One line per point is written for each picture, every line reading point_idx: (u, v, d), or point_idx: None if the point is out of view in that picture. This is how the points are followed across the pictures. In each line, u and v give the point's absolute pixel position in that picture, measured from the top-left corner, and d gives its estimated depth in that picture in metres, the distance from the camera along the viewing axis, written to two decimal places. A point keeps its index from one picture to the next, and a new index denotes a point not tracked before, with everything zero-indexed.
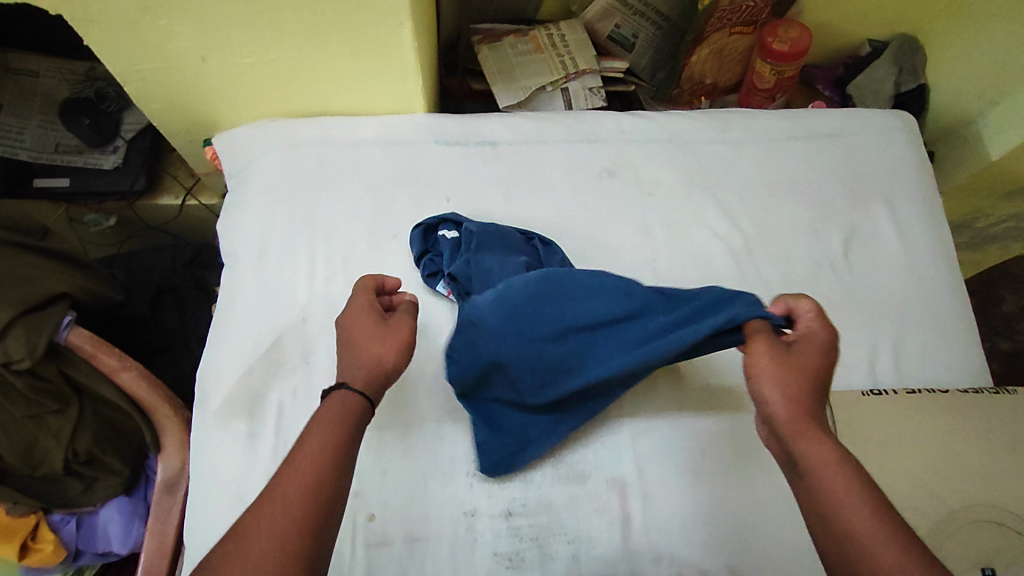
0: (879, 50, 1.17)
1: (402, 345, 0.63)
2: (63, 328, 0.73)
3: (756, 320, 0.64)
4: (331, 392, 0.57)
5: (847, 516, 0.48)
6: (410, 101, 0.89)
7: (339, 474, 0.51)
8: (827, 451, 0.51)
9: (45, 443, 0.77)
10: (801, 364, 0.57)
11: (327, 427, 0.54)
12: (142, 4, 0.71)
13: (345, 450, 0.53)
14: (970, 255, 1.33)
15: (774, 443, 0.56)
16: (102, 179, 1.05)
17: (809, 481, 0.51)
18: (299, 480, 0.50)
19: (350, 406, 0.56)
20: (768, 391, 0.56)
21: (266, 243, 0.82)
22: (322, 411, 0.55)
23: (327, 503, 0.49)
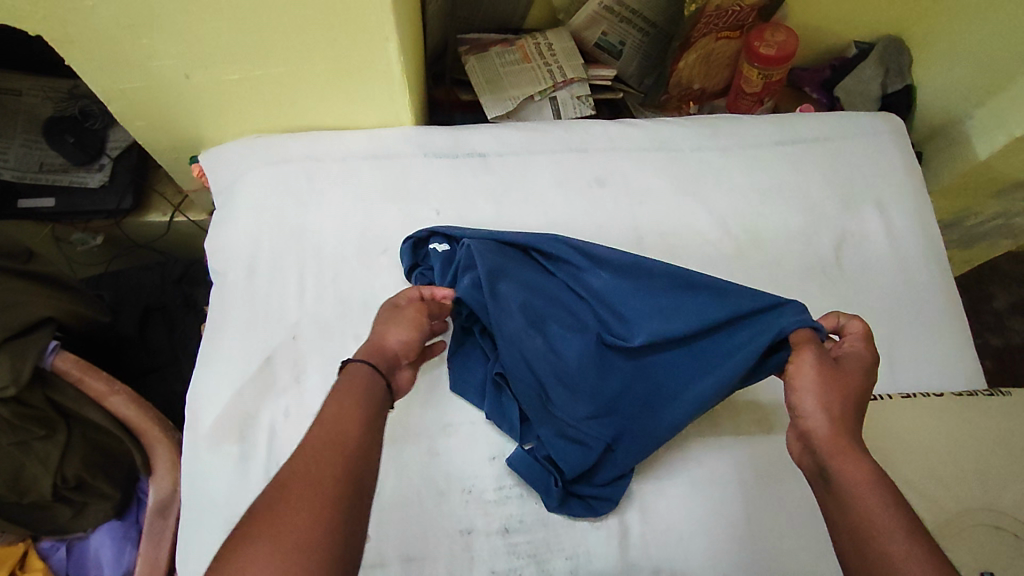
0: (865, 51, 1.18)
1: (415, 323, 0.66)
2: (49, 353, 0.74)
3: (804, 329, 0.66)
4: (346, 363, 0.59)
5: (877, 527, 0.48)
6: (398, 114, 0.89)
7: (365, 443, 0.51)
8: (862, 467, 0.52)
9: (33, 469, 0.75)
10: (846, 382, 0.59)
11: (348, 396, 0.54)
12: (124, 24, 0.70)
13: (369, 421, 0.53)
14: (960, 253, 1.33)
15: (807, 459, 0.56)
16: (88, 198, 1.04)
17: (839, 492, 0.51)
18: (327, 451, 0.49)
19: (365, 376, 0.57)
20: (811, 405, 0.58)
21: (255, 261, 0.81)
22: (343, 385, 0.56)
23: (357, 471, 0.49)
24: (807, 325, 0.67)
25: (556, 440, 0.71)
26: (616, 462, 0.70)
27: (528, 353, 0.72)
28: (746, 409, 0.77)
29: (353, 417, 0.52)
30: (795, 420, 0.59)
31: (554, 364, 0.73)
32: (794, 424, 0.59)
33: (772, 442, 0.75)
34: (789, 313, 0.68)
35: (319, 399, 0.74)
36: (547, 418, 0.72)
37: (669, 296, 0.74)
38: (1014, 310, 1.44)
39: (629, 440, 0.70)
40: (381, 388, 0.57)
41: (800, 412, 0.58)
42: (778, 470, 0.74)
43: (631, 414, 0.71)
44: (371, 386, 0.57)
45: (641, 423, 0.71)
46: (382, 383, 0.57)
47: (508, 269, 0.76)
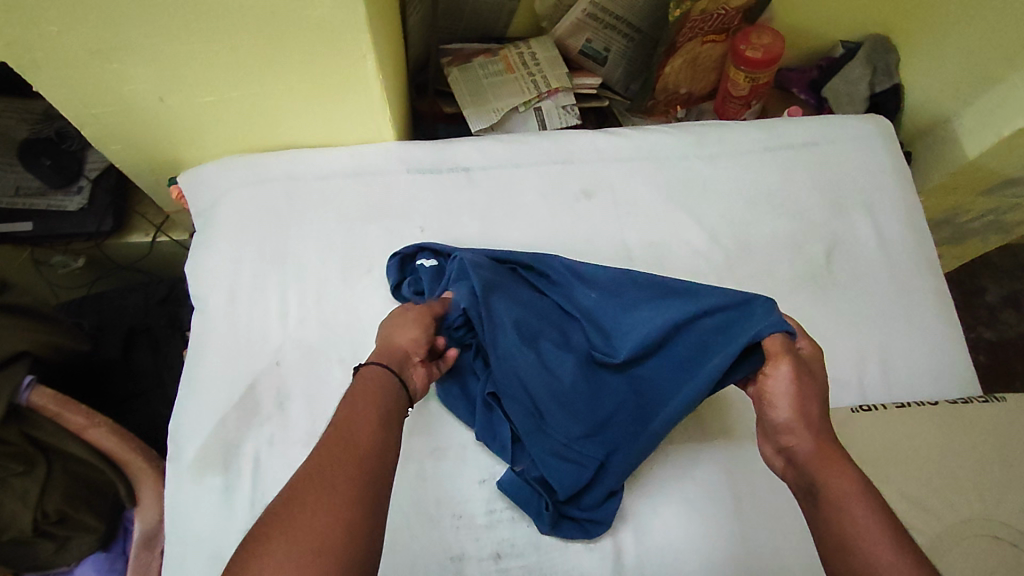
0: (852, 51, 1.17)
1: (421, 324, 0.66)
2: (23, 389, 0.71)
3: (777, 333, 0.63)
4: (360, 367, 0.59)
5: (865, 541, 0.47)
6: (379, 130, 0.87)
7: (383, 445, 0.50)
8: (848, 481, 0.51)
9: (11, 507, 0.73)
10: (816, 394, 0.58)
11: (364, 397, 0.54)
12: (92, 49, 0.68)
13: (385, 423, 0.52)
14: (951, 250, 1.32)
15: (792, 475, 0.55)
16: (67, 221, 1.01)
17: (827, 511, 0.50)
18: (347, 450, 0.48)
19: (379, 379, 0.57)
20: (786, 419, 0.57)
21: (237, 286, 0.79)
22: (358, 389, 0.55)
23: (376, 471, 0.48)
24: (781, 330, 0.63)
25: (549, 460, 0.68)
26: (610, 480, 0.68)
27: (520, 371, 0.71)
28: (738, 423, 0.76)
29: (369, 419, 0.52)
30: (773, 435, 0.58)
31: (547, 382, 0.70)
32: (774, 439, 0.58)
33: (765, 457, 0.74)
34: (764, 317, 0.65)
35: (304, 426, 0.73)
36: (541, 438, 0.69)
37: (656, 307, 0.72)
38: (1006, 303, 1.43)
39: (621, 456, 0.68)
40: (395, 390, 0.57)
41: (777, 426, 0.57)
42: (771, 485, 0.72)
43: (621, 430, 0.70)
44: (384, 389, 0.56)
45: (630, 438, 0.69)
46: (396, 385, 0.57)
47: (501, 284, 0.75)
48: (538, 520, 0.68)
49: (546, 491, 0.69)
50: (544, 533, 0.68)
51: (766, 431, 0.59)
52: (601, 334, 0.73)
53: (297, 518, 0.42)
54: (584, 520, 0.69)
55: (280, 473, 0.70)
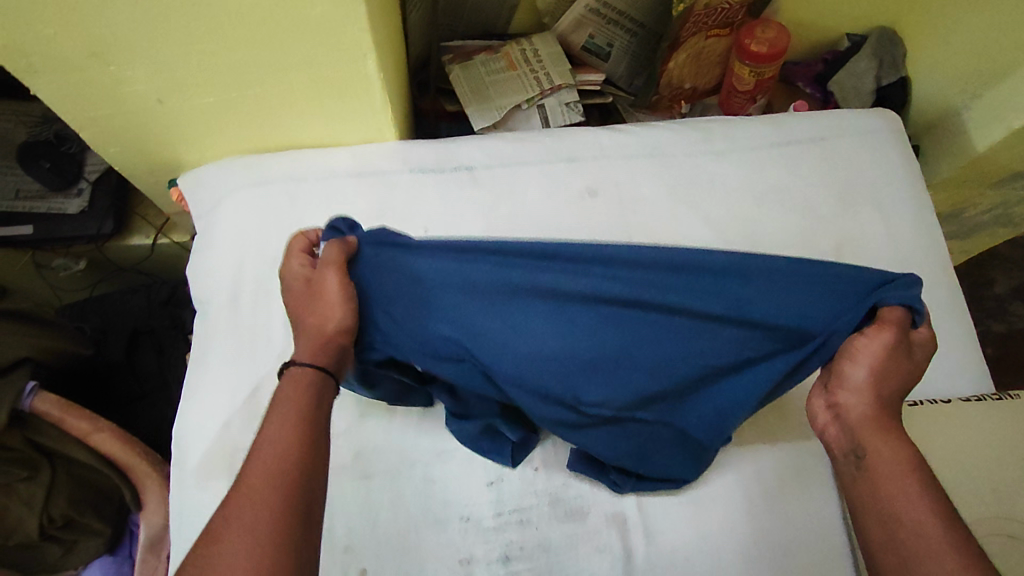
0: (858, 44, 1.15)
1: (343, 302, 0.61)
2: (27, 395, 0.72)
3: (900, 307, 0.59)
4: (284, 371, 0.56)
5: (899, 506, 0.51)
6: (381, 130, 0.86)
7: (304, 464, 0.49)
8: (898, 453, 0.54)
9: (17, 512, 0.73)
10: (902, 368, 0.58)
11: (284, 407, 0.53)
12: (89, 52, 0.67)
13: (308, 439, 0.51)
14: (960, 243, 1.31)
15: (835, 431, 0.59)
16: (67, 224, 1.01)
17: (869, 474, 0.54)
18: (261, 479, 0.47)
19: (302, 387, 0.55)
20: (859, 383, 0.58)
21: (239, 288, 0.79)
22: (280, 399, 0.54)
23: (296, 495, 0.47)
24: (906, 305, 0.59)
25: (606, 440, 0.64)
26: (675, 441, 0.65)
27: (542, 367, 0.60)
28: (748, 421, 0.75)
29: (286, 438, 0.50)
30: (832, 392, 0.60)
31: (579, 376, 0.60)
32: (829, 395, 0.60)
33: (777, 457, 0.73)
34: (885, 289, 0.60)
35: None
36: (592, 427, 0.63)
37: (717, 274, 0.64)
38: (1015, 295, 1.42)
39: (704, 430, 0.64)
40: (326, 391, 0.56)
41: (844, 384, 0.59)
42: (782, 486, 0.71)
43: (704, 405, 0.64)
44: (312, 400, 0.54)
45: (710, 411, 0.64)
46: (326, 387, 0.56)
47: (477, 262, 0.64)
48: (618, 486, 0.69)
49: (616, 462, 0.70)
50: (617, 495, 0.70)
51: (827, 384, 0.61)
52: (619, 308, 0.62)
53: (217, 562, 0.44)
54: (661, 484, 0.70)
55: None
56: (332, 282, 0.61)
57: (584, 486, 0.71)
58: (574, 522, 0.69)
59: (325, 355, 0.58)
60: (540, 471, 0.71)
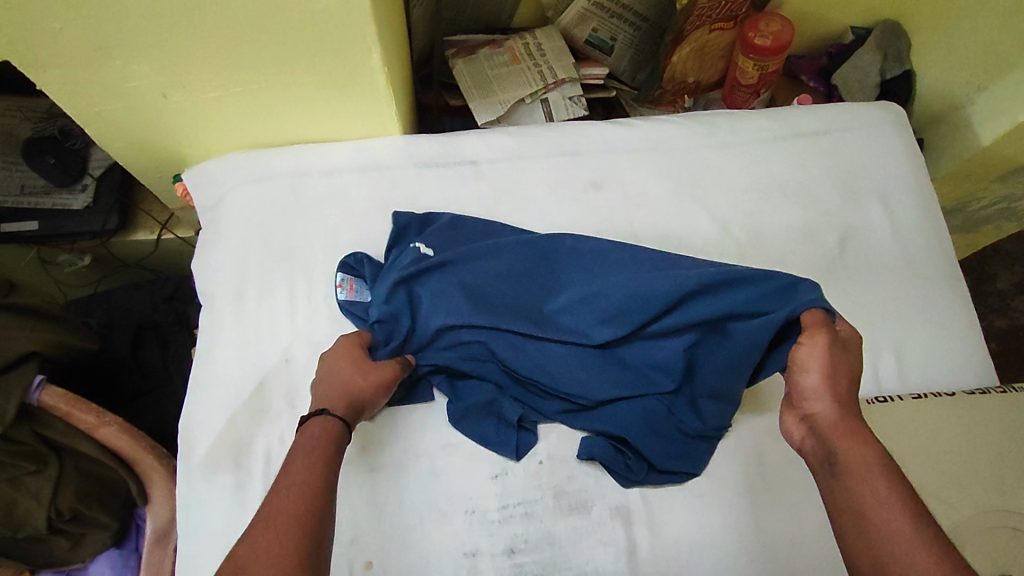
0: (862, 37, 1.15)
1: (381, 377, 0.66)
2: (33, 389, 0.71)
3: (817, 310, 0.64)
4: (309, 418, 0.60)
5: (880, 513, 0.48)
6: (385, 124, 0.86)
7: (320, 499, 0.52)
8: (870, 455, 0.52)
9: (26, 505, 0.73)
10: (848, 366, 0.59)
11: (305, 450, 0.56)
12: (96, 45, 0.67)
13: (324, 476, 0.54)
14: (964, 238, 1.30)
15: (809, 442, 0.57)
16: (72, 219, 1.01)
17: (846, 482, 0.51)
18: (281, 511, 0.50)
19: (323, 430, 0.59)
20: (814, 388, 0.58)
21: (244, 282, 0.79)
22: (302, 441, 0.58)
23: (312, 527, 0.50)
24: (819, 306, 0.64)
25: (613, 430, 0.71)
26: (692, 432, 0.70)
27: (543, 361, 0.72)
28: (753, 414, 0.75)
29: (304, 474, 0.54)
30: (796, 403, 0.59)
31: (580, 373, 0.71)
32: (796, 407, 0.59)
33: (780, 449, 0.73)
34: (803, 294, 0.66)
35: None
36: (599, 414, 0.72)
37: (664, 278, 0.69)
38: (1018, 290, 1.41)
39: (692, 422, 0.70)
40: (342, 442, 0.60)
41: (803, 393, 0.59)
42: (786, 478, 0.72)
43: (687, 401, 0.71)
44: (328, 441, 0.58)
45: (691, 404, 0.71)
46: (342, 436, 0.60)
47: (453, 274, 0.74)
48: (626, 479, 0.70)
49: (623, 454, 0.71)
50: (624, 487, 0.71)
51: (790, 396, 0.60)
52: (616, 318, 0.70)
53: None
54: (672, 474, 0.71)
55: None
56: (390, 368, 0.67)
57: (588, 479, 0.71)
58: (578, 515, 0.70)
59: (346, 410, 0.62)
60: (545, 464, 0.72)
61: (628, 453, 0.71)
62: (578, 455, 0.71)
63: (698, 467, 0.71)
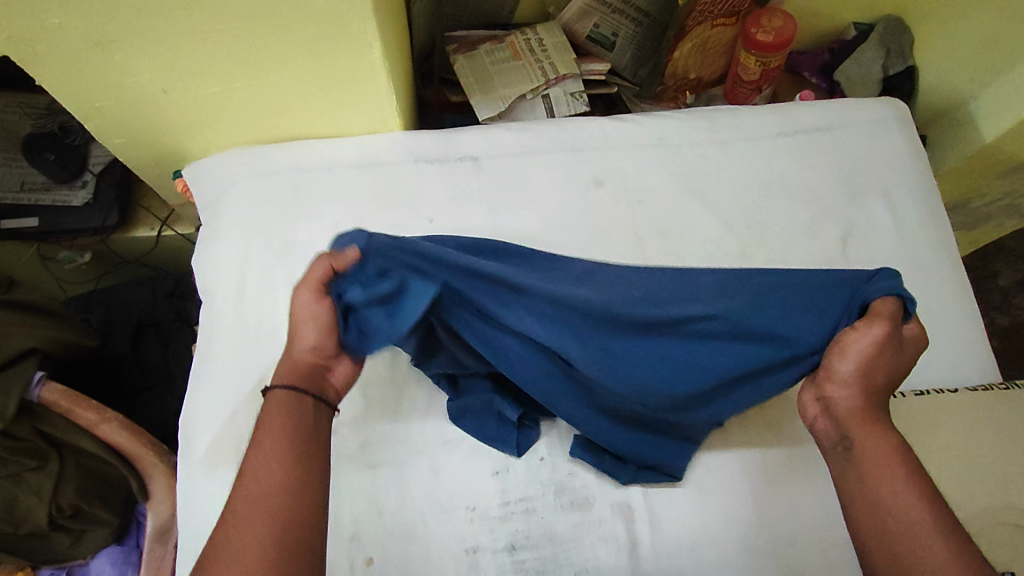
0: (864, 33, 1.14)
1: (320, 327, 0.60)
2: (34, 385, 0.71)
3: (890, 298, 0.61)
4: (269, 393, 0.58)
5: (896, 501, 0.50)
6: (386, 120, 0.86)
7: (295, 475, 0.52)
8: (890, 445, 0.53)
9: (27, 501, 0.73)
10: (892, 358, 0.58)
11: (274, 428, 0.55)
12: (95, 40, 0.67)
13: (295, 451, 0.54)
14: (966, 235, 1.30)
15: (823, 424, 0.58)
16: (72, 216, 1.01)
17: (864, 468, 0.52)
18: (257, 496, 0.51)
19: (285, 402, 0.57)
20: (845, 373, 0.58)
21: (244, 279, 0.79)
22: (272, 416, 0.56)
23: (293, 504, 0.51)
24: (897, 295, 0.61)
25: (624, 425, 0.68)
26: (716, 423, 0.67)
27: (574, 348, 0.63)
28: (755, 411, 0.74)
29: (272, 453, 0.53)
30: (819, 385, 0.59)
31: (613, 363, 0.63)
32: (818, 388, 0.59)
33: (783, 445, 0.73)
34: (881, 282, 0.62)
35: None
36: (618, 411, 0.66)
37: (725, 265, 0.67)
38: (1020, 287, 1.41)
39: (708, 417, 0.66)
40: (309, 409, 0.58)
41: (831, 376, 0.58)
42: (789, 477, 0.71)
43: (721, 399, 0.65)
44: (295, 413, 0.57)
45: (715, 400, 0.66)
46: (309, 402, 0.58)
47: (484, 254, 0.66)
48: (615, 475, 0.70)
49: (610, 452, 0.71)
50: (621, 486, 0.70)
51: (815, 377, 0.60)
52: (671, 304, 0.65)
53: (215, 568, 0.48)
54: (659, 474, 0.70)
55: None
56: (301, 297, 0.60)
57: (590, 475, 0.71)
58: (579, 512, 0.69)
59: (305, 377, 0.59)
60: (546, 460, 0.72)
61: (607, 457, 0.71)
62: (574, 452, 0.71)
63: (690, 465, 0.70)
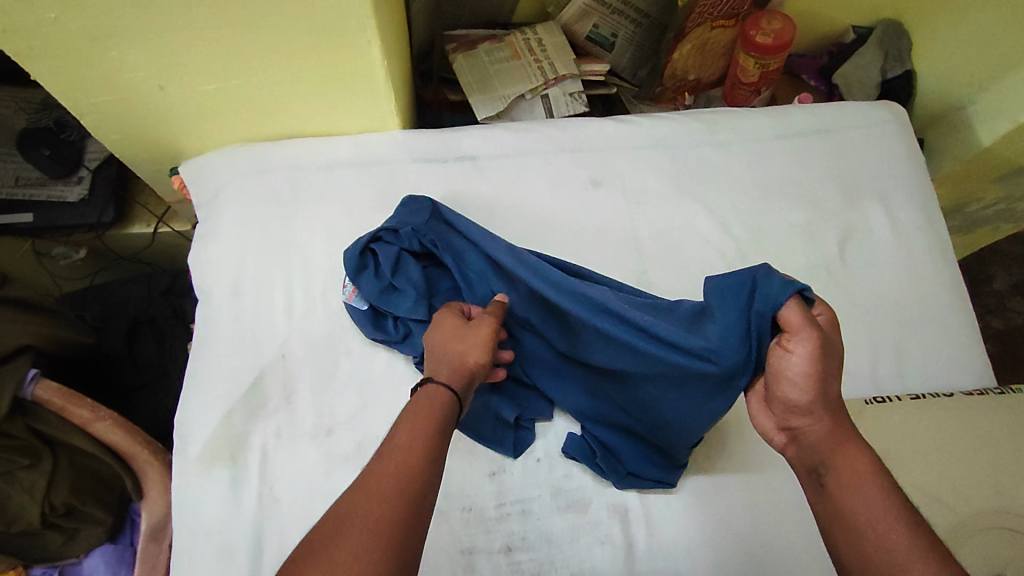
0: (863, 37, 1.14)
1: (486, 346, 0.62)
2: (28, 383, 0.71)
3: (789, 310, 0.55)
4: (418, 389, 0.57)
5: (878, 536, 0.47)
6: (384, 118, 0.86)
7: (425, 475, 0.49)
8: (863, 471, 0.51)
9: (19, 500, 0.73)
10: (835, 368, 0.54)
11: (415, 424, 0.53)
12: (91, 36, 0.66)
13: (431, 454, 0.51)
14: (962, 238, 1.30)
15: (793, 452, 0.56)
16: (67, 212, 1.00)
17: (840, 502, 0.50)
18: (386, 481, 0.48)
19: (434, 406, 0.55)
20: (798, 402, 0.54)
21: (241, 277, 0.78)
22: (411, 412, 0.54)
23: (415, 503, 0.48)
24: (794, 298, 0.55)
25: (594, 419, 0.72)
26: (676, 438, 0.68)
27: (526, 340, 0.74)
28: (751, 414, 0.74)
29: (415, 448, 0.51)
30: (782, 414, 0.56)
31: (562, 363, 0.74)
32: (781, 417, 0.56)
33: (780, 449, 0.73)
34: (769, 286, 0.57)
35: (311, 418, 0.72)
36: (586, 403, 0.72)
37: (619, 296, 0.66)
38: (1015, 291, 1.42)
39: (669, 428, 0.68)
40: (450, 416, 0.55)
41: (790, 406, 0.55)
42: (784, 479, 0.72)
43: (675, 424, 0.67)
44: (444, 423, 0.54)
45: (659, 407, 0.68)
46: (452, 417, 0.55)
47: (461, 250, 0.75)
48: (604, 471, 0.70)
49: (605, 449, 0.71)
50: (619, 489, 0.70)
51: (775, 405, 0.56)
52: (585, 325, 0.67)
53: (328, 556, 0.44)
54: (648, 480, 0.70)
55: (290, 470, 0.70)
56: (485, 328, 0.63)
57: (586, 477, 0.71)
58: (575, 514, 0.69)
59: (456, 385, 0.58)
60: (543, 462, 0.72)
61: (599, 453, 0.70)
62: (568, 453, 0.71)
63: (674, 476, 0.70)
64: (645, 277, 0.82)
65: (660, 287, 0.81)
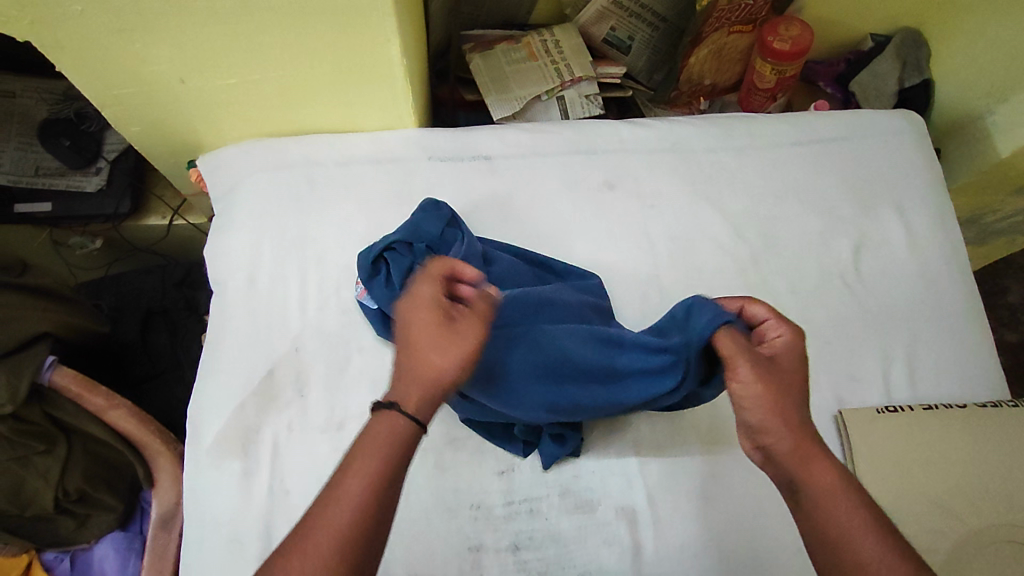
0: (881, 44, 1.12)
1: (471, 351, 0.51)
2: (45, 369, 0.72)
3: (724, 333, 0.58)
4: (380, 412, 0.50)
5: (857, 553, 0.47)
6: (401, 117, 0.86)
7: (371, 524, 0.46)
8: (829, 485, 0.50)
9: (34, 484, 0.74)
10: (784, 381, 0.53)
11: (370, 454, 0.48)
12: (115, 29, 0.67)
13: (384, 497, 0.47)
14: (976, 250, 1.29)
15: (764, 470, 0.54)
16: (86, 203, 1.01)
17: (815, 519, 0.49)
18: (327, 531, 0.45)
19: (395, 434, 0.49)
20: (756, 422, 0.52)
21: (256, 270, 0.79)
22: (371, 442, 0.49)
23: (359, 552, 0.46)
24: (724, 323, 0.58)
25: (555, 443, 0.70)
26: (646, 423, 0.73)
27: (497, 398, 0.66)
28: None
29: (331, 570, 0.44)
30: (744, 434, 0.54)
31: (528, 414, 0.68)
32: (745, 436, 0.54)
33: None
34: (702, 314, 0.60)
35: (322, 413, 0.73)
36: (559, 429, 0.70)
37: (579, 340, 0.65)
38: None
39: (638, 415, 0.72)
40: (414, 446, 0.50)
41: (749, 427, 0.53)
42: None
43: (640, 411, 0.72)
44: (368, 534, 0.46)
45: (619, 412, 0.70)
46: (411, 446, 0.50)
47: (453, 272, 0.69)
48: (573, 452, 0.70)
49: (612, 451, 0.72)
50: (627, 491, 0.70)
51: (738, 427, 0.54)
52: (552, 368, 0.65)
53: None
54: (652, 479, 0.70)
55: (299, 463, 0.70)
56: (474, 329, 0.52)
57: (594, 478, 0.71)
58: (584, 514, 0.70)
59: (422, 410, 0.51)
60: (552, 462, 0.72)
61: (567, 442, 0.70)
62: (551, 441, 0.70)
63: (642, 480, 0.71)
64: (657, 280, 0.82)
65: (672, 291, 0.81)
